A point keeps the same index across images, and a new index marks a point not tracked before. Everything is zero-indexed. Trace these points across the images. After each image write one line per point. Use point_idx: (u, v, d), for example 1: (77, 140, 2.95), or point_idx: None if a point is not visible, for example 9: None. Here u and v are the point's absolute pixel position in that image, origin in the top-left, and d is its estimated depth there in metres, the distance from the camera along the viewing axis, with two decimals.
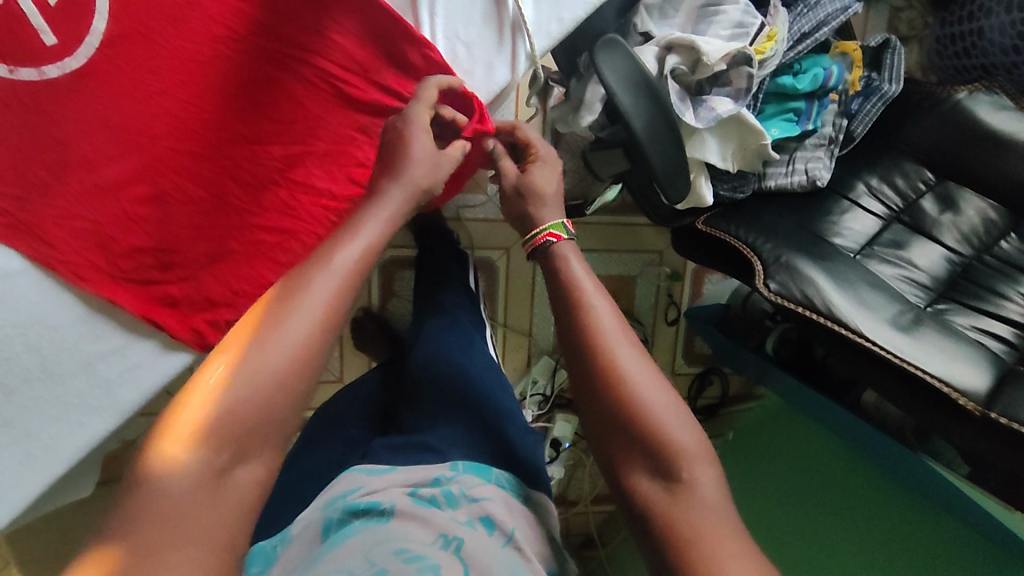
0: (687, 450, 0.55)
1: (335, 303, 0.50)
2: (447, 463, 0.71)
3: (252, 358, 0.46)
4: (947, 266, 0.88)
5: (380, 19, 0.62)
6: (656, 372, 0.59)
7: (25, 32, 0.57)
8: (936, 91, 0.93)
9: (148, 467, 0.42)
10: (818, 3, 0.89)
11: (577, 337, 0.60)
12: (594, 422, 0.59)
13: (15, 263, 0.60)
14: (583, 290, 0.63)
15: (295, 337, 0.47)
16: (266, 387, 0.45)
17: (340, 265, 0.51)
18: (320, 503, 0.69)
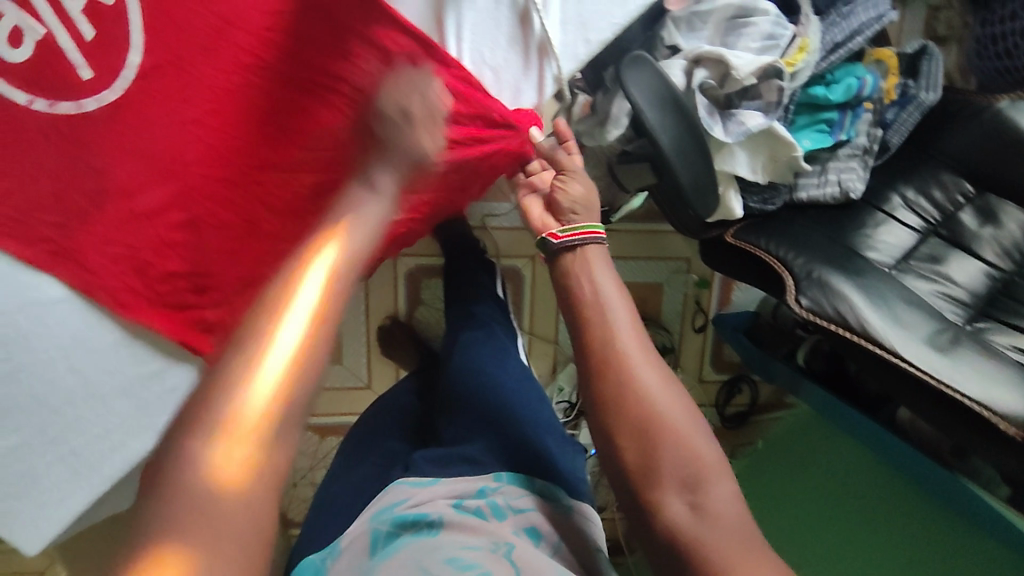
0: (709, 466, 0.56)
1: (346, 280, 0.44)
2: (490, 474, 0.73)
3: (240, 381, 0.38)
4: (987, 282, 0.85)
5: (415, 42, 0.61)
6: (678, 389, 0.60)
7: (65, 67, 0.59)
8: (976, 100, 0.90)
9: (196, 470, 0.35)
10: (851, 12, 0.87)
11: (601, 354, 0.61)
12: (618, 441, 0.59)
13: (57, 290, 0.63)
14: (608, 306, 0.63)
15: (287, 345, 0.39)
16: (268, 403, 0.37)
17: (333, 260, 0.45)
18: (368, 514, 0.70)
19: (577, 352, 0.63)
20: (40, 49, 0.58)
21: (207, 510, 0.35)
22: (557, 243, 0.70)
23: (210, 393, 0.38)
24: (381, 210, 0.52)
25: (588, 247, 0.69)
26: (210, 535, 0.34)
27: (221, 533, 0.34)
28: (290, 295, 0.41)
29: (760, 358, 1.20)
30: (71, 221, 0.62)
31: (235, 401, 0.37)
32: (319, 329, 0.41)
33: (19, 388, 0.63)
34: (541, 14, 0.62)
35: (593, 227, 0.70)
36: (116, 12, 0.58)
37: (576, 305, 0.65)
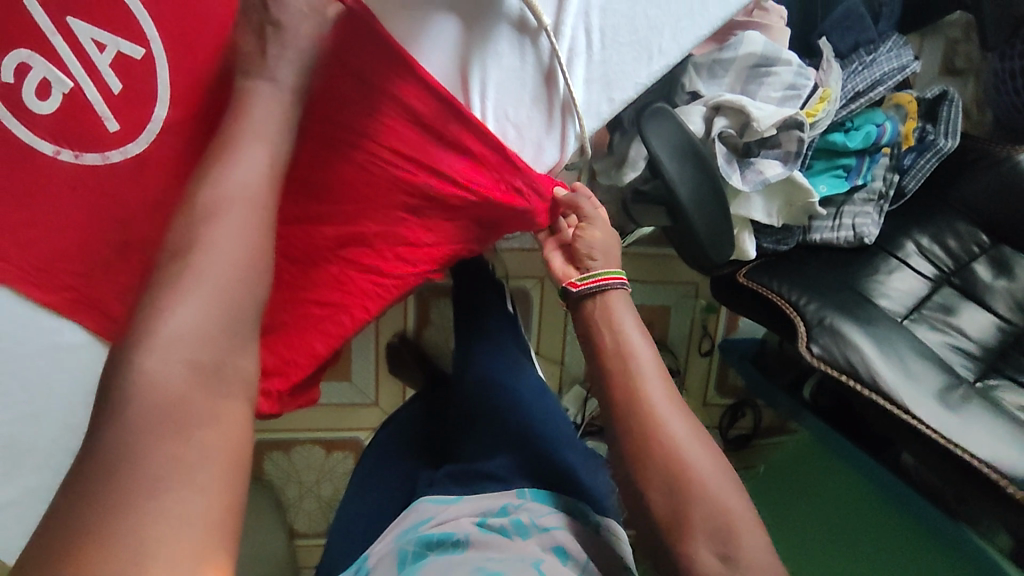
0: (737, 514, 0.56)
1: (262, 211, 0.52)
2: (512, 490, 0.72)
3: (189, 282, 0.46)
4: (998, 335, 0.85)
5: (444, 100, 0.61)
6: (708, 442, 0.60)
7: (92, 120, 0.59)
8: (995, 152, 0.90)
9: (149, 386, 0.42)
10: (874, 61, 0.89)
11: (630, 407, 0.61)
12: (647, 493, 0.58)
13: (78, 336, 0.65)
14: (637, 359, 0.64)
15: (231, 256, 0.48)
16: (216, 301, 0.47)
17: (241, 183, 0.51)
18: (395, 534, 0.71)
19: (602, 403, 0.64)
20: (66, 102, 0.59)
21: (178, 385, 0.43)
22: (578, 291, 0.70)
23: (158, 295, 0.46)
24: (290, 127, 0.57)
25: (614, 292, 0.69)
26: (183, 402, 0.43)
27: (187, 436, 0.42)
28: (220, 210, 0.50)
29: (764, 386, 1.21)
30: (94, 269, 0.63)
31: (172, 325, 0.44)
32: (247, 252, 0.49)
33: (42, 430, 0.65)
34: (565, 73, 0.62)
35: (613, 273, 0.71)
36: (145, 67, 0.59)
37: (603, 356, 0.65)
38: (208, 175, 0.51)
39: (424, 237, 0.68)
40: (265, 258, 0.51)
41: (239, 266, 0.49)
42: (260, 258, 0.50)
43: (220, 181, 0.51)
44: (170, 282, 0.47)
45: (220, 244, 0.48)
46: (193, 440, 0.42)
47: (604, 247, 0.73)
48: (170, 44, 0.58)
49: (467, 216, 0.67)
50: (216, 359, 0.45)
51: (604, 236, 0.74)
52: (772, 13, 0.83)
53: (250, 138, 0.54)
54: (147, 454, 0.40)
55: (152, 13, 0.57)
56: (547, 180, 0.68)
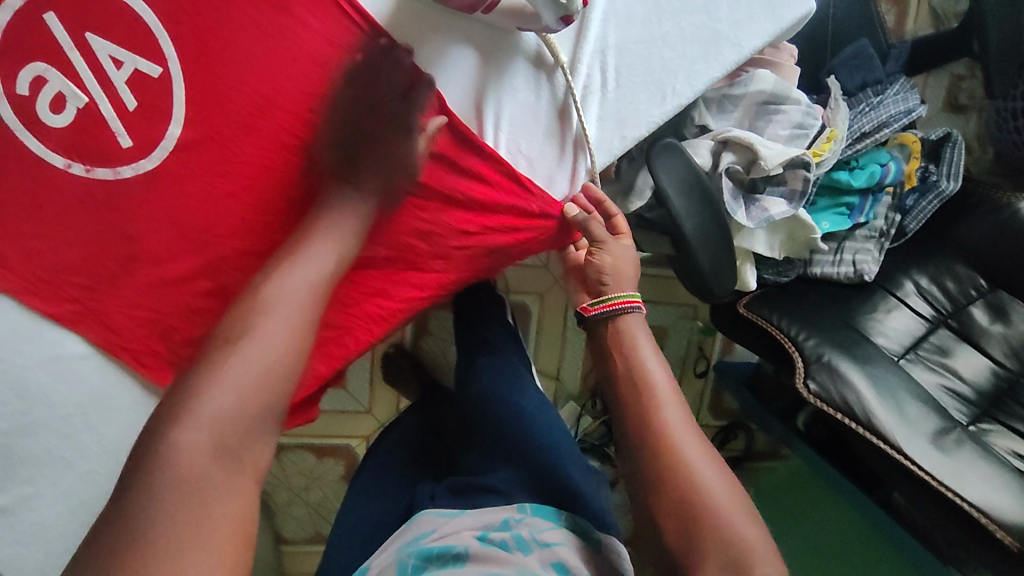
0: (751, 540, 0.54)
1: (306, 308, 0.55)
2: (513, 506, 0.71)
3: (228, 370, 0.49)
4: (992, 379, 0.87)
5: (463, 133, 0.63)
6: (733, 486, 0.58)
7: (104, 135, 0.59)
8: (996, 197, 0.91)
9: (172, 470, 0.45)
10: (881, 102, 0.90)
11: (654, 447, 0.59)
12: (665, 533, 0.57)
13: (79, 348, 0.64)
14: (661, 400, 0.62)
15: (270, 351, 0.51)
16: (251, 386, 0.49)
17: (300, 281, 0.56)
18: (393, 547, 0.69)
19: (623, 440, 0.62)
20: (80, 116, 0.59)
21: (204, 463, 0.46)
22: (592, 315, 0.70)
23: (200, 381, 0.49)
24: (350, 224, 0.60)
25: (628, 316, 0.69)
26: (205, 479, 0.45)
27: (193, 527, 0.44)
28: (277, 304, 0.53)
29: (756, 410, 1.22)
30: (102, 281, 0.63)
31: (203, 413, 0.47)
32: (288, 349, 0.52)
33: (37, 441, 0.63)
34: (579, 110, 0.63)
35: (629, 296, 0.69)
36: (161, 86, 0.59)
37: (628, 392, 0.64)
38: (273, 272, 0.56)
39: (433, 264, 0.68)
40: (301, 356, 0.53)
41: (276, 362, 0.51)
42: (295, 354, 0.53)
43: (279, 278, 0.55)
44: (216, 363, 0.50)
45: (266, 339, 0.51)
46: (201, 533, 0.44)
47: (621, 268, 0.71)
48: (188, 65, 0.59)
49: (480, 245, 0.68)
50: (235, 449, 0.47)
51: (623, 257, 0.72)
52: (783, 51, 0.84)
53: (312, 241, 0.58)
54: (156, 541, 0.42)
55: (172, 33, 0.58)
56: (558, 204, 0.67)
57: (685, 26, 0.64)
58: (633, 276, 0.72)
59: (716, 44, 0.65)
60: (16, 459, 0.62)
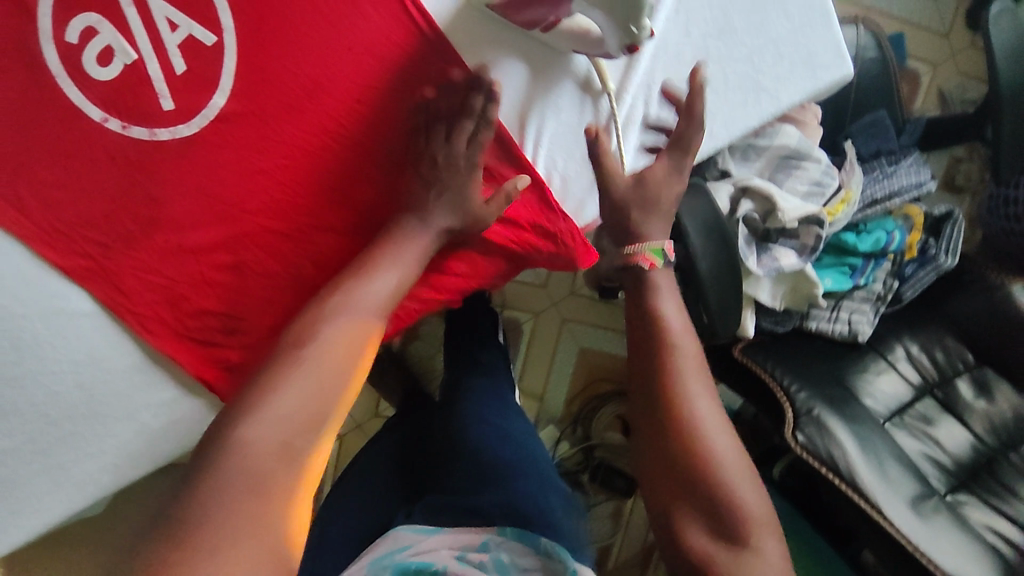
0: (754, 512, 0.53)
1: (369, 320, 0.58)
2: (492, 528, 0.67)
3: (299, 369, 0.51)
4: (971, 453, 0.89)
5: (507, 146, 0.64)
6: (747, 463, 0.56)
7: (147, 95, 0.59)
8: (990, 279, 0.96)
9: (239, 453, 0.45)
10: (894, 173, 0.95)
11: (676, 428, 0.56)
12: (679, 523, 0.54)
13: (85, 305, 0.62)
14: (687, 380, 0.59)
15: (337, 354, 0.54)
16: (320, 391, 0.51)
17: (359, 305, 0.58)
18: (363, 561, 0.63)
19: (639, 413, 0.59)
20: (127, 72, 0.58)
21: (271, 452, 0.46)
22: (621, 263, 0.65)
23: (270, 377, 0.51)
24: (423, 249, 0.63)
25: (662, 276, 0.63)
26: (268, 466, 0.46)
27: (254, 502, 0.43)
28: (339, 324, 0.56)
29: None
30: (119, 240, 0.62)
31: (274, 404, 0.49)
32: (353, 357, 0.55)
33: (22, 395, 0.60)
34: (620, 137, 0.64)
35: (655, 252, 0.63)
36: (214, 54, 0.59)
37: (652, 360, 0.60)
38: (344, 285, 0.59)
39: (457, 268, 0.68)
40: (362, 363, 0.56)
41: (343, 362, 0.54)
42: (359, 364, 0.55)
43: (352, 290, 0.59)
44: (287, 363, 0.52)
45: (336, 343, 0.54)
46: (261, 509, 0.43)
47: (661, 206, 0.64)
48: (243, 38, 0.59)
49: (502, 255, 0.68)
50: (297, 436, 0.48)
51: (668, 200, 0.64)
52: (808, 110, 0.87)
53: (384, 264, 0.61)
54: (214, 515, 0.42)
55: (233, 4, 0.58)
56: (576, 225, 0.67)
57: (729, 72, 0.65)
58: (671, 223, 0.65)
59: (757, 94, 0.66)
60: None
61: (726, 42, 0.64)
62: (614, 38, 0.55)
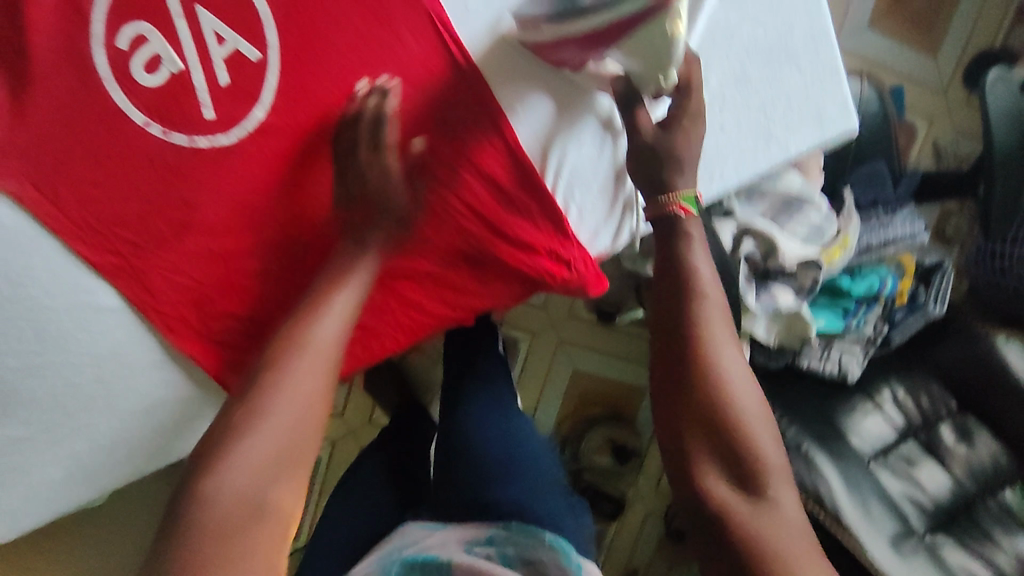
0: (771, 461, 0.55)
1: (330, 350, 0.59)
2: (501, 522, 0.70)
3: (261, 417, 0.52)
4: (951, 496, 0.92)
5: (530, 172, 0.67)
6: (766, 411, 0.58)
7: (190, 104, 0.62)
8: (976, 329, 1.02)
9: (206, 516, 0.47)
10: (891, 223, 0.99)
11: (700, 382, 0.57)
12: (701, 477, 0.55)
13: (112, 301, 0.64)
14: (712, 333, 0.58)
15: (302, 392, 0.55)
16: (286, 438, 0.53)
17: (317, 343, 0.58)
18: (375, 555, 0.67)
19: (661, 367, 0.59)
20: (173, 80, 0.61)
21: (241, 509, 0.48)
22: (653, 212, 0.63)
23: (233, 428, 0.52)
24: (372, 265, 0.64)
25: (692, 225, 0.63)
26: (239, 522, 0.47)
27: (230, 562, 0.45)
28: (296, 364, 0.56)
29: None
30: (150, 242, 0.64)
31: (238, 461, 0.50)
32: (316, 390, 0.56)
33: (40, 384, 0.62)
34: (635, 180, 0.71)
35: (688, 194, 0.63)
36: (257, 69, 0.62)
37: (678, 311, 0.59)
38: (301, 317, 0.59)
39: (473, 287, 0.71)
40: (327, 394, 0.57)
41: (309, 400, 0.55)
42: (322, 396, 0.56)
43: (310, 322, 0.59)
44: (250, 413, 0.53)
45: (292, 381, 0.55)
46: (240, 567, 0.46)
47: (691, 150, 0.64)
48: (288, 57, 0.62)
49: (516, 278, 0.71)
50: (267, 486, 0.50)
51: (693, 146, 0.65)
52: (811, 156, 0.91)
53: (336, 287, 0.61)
54: None
55: (280, 24, 0.61)
56: (589, 255, 0.72)
57: (743, 121, 0.68)
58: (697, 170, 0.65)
59: (767, 142, 0.70)
60: (19, 399, 0.61)
61: (743, 92, 0.68)
62: (644, 85, 0.62)
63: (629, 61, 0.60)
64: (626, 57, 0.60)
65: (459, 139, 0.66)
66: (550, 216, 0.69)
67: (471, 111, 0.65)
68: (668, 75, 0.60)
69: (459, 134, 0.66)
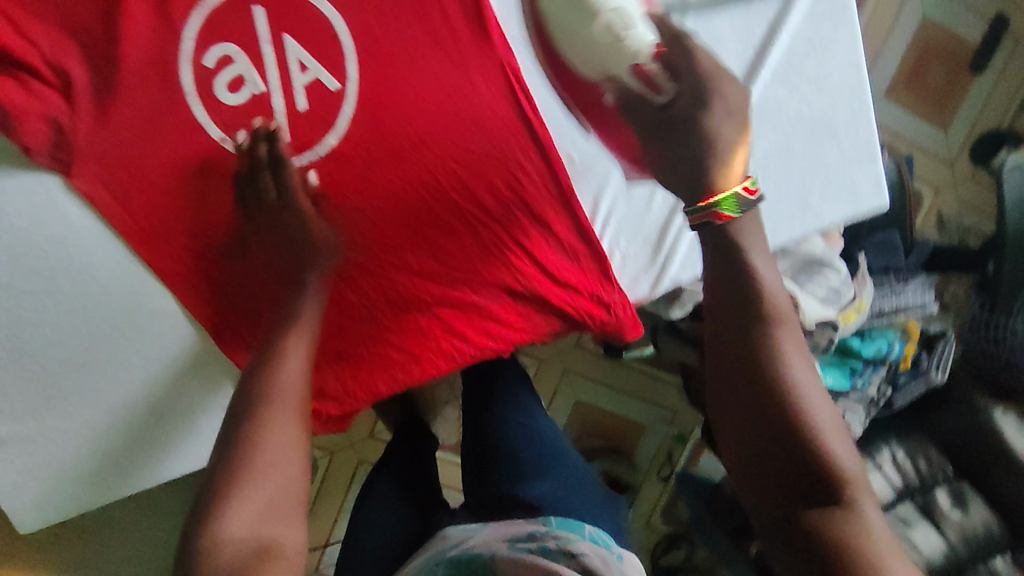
0: (852, 471, 0.49)
1: (297, 394, 0.57)
2: (540, 520, 0.65)
3: (242, 479, 0.51)
4: (944, 559, 0.96)
5: (577, 216, 0.72)
6: (835, 413, 0.52)
7: (267, 125, 0.65)
8: (975, 399, 1.03)
9: None
10: (902, 291, 1.04)
11: (768, 389, 0.50)
12: (772, 491, 0.49)
13: (167, 305, 0.68)
14: (780, 330, 0.52)
15: (279, 443, 0.54)
16: (270, 491, 0.52)
17: (284, 388, 0.57)
18: (416, 561, 0.62)
19: (717, 375, 0.53)
20: (253, 100, 0.64)
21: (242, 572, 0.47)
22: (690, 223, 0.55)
23: (217, 496, 0.50)
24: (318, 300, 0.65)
25: (750, 212, 0.54)
26: None
27: None
28: (272, 410, 0.55)
29: (703, 526, 1.28)
30: (211, 250, 0.68)
31: (228, 527, 0.49)
32: (292, 435, 0.55)
33: (90, 379, 0.68)
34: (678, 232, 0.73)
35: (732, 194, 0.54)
36: (335, 98, 0.65)
37: (742, 309, 0.53)
38: (257, 373, 0.57)
39: (515, 320, 0.74)
40: (303, 438, 0.56)
41: (287, 447, 0.54)
42: (298, 439, 0.55)
43: (269, 374, 0.57)
44: (231, 478, 0.51)
45: (265, 437, 0.53)
46: None
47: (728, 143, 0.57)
48: (365, 90, 0.65)
49: (556, 314, 0.74)
50: (266, 542, 0.49)
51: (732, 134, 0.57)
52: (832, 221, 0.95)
53: (285, 339, 0.60)
54: None
55: (359, 58, 0.65)
56: (631, 300, 0.74)
57: (782, 189, 0.72)
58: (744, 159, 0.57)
59: (803, 211, 0.73)
60: (71, 390, 0.68)
61: (784, 163, 0.72)
62: (620, 62, 0.59)
63: (596, 65, 0.60)
64: (583, 63, 0.61)
65: (514, 180, 0.70)
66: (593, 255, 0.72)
67: (529, 156, 0.70)
68: (608, 26, 0.58)
69: (517, 176, 0.70)
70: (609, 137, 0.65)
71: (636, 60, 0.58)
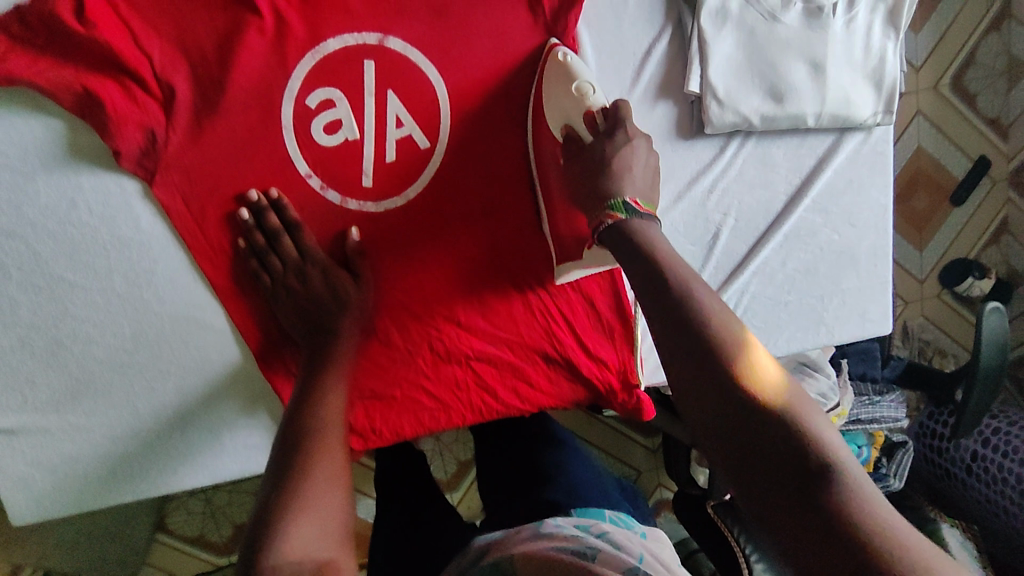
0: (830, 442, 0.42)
1: (336, 429, 0.60)
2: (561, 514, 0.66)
3: (298, 502, 0.52)
4: None
5: (618, 295, 0.77)
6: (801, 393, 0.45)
7: (354, 168, 0.68)
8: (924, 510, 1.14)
9: None
10: (879, 402, 1.13)
11: (736, 393, 0.44)
12: (796, 513, 0.39)
13: (218, 321, 0.69)
14: (726, 336, 0.47)
15: (327, 469, 0.56)
16: (324, 515, 0.53)
17: (329, 425, 0.60)
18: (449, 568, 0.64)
19: (693, 380, 0.46)
20: (346, 144, 0.67)
21: None
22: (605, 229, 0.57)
23: (275, 517, 0.51)
24: (351, 347, 0.67)
25: (641, 220, 0.56)
26: None
27: None
28: (319, 444, 0.58)
29: None
30: (271, 287, 0.67)
31: (287, 540, 0.49)
32: (336, 468, 0.57)
33: (123, 381, 0.68)
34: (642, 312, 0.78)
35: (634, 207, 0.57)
36: (422, 155, 0.69)
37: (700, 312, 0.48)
38: (299, 413, 0.60)
39: (543, 385, 0.77)
40: (343, 470, 0.58)
41: (333, 474, 0.56)
42: (343, 469, 0.58)
43: (310, 411, 0.61)
44: (289, 502, 0.52)
45: (314, 463, 0.56)
46: None
47: (634, 161, 0.61)
48: (452, 154, 0.70)
49: (582, 385, 0.78)
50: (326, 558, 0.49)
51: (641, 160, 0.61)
52: None
53: (327, 385, 0.63)
54: None
55: (452, 123, 0.69)
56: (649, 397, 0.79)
57: (803, 304, 0.79)
58: (646, 184, 0.61)
59: (817, 326, 0.80)
60: (103, 389, 0.68)
61: (809, 281, 0.79)
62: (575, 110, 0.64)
63: (559, 115, 0.66)
64: (550, 111, 0.67)
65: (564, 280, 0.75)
66: (626, 337, 0.78)
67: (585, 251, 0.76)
68: (579, 87, 0.64)
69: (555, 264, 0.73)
70: (561, 193, 0.68)
71: (589, 107, 0.63)
